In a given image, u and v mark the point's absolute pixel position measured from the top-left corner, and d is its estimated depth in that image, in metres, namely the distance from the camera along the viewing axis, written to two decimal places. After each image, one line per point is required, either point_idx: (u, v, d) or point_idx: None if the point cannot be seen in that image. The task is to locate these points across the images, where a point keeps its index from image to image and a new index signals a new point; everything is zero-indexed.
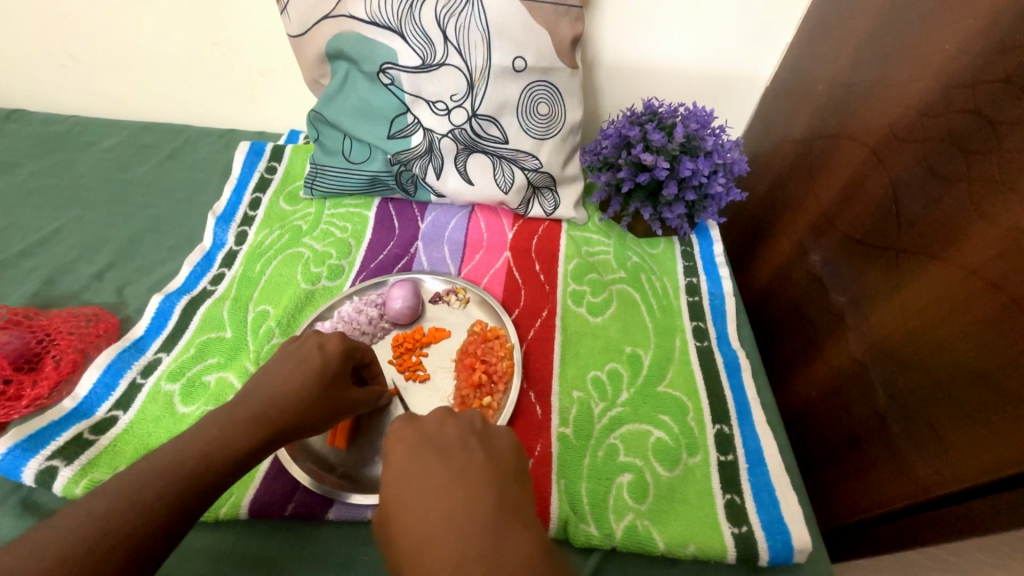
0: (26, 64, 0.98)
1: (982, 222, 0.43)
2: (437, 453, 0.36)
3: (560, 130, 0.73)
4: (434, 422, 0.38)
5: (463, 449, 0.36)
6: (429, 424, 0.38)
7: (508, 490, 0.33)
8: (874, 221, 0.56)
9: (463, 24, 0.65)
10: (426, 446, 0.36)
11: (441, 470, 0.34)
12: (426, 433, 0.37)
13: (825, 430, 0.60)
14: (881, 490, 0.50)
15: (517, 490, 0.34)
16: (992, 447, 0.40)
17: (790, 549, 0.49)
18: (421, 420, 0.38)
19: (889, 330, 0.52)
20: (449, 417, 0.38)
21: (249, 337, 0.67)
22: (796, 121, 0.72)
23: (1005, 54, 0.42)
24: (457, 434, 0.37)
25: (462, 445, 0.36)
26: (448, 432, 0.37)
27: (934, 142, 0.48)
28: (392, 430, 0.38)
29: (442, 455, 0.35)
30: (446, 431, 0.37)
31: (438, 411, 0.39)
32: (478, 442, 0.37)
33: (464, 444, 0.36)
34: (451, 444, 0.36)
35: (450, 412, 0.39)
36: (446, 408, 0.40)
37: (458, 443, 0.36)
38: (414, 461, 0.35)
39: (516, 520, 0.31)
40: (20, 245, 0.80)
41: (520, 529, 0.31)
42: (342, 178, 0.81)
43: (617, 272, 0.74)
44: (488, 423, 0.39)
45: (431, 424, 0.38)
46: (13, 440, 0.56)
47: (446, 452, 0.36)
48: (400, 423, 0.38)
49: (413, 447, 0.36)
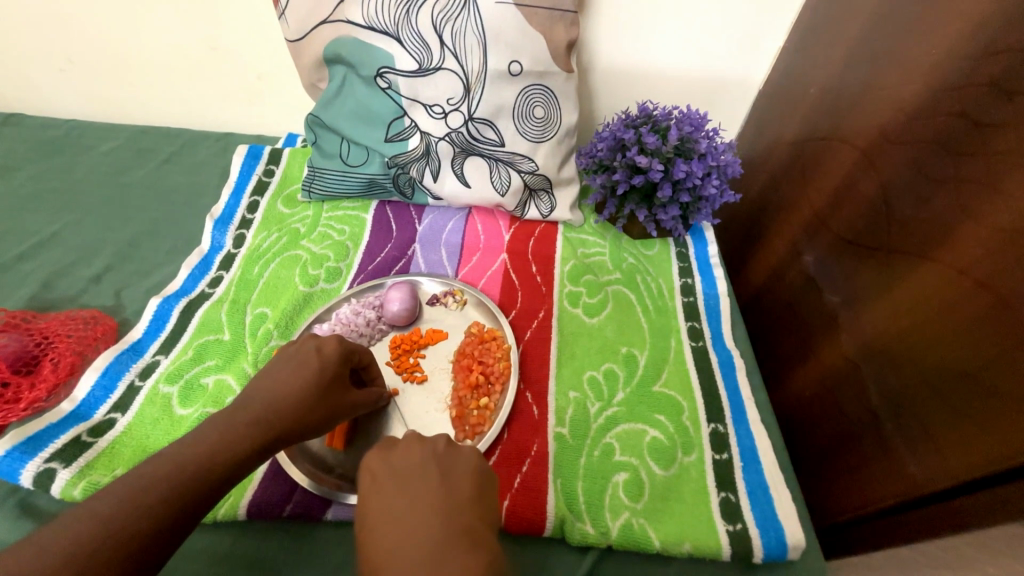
0: (24, 68, 0.98)
1: (970, 222, 0.43)
2: (398, 482, 0.36)
3: (556, 133, 0.74)
4: (400, 449, 0.39)
5: (421, 475, 0.37)
6: (398, 449, 0.39)
7: (458, 514, 0.34)
8: (866, 222, 0.56)
9: (459, 29, 0.66)
10: (389, 476, 0.37)
11: (398, 501, 0.35)
12: (392, 459, 0.38)
13: (819, 428, 0.61)
14: (874, 487, 0.51)
15: (468, 514, 0.35)
16: (982, 444, 0.41)
17: (784, 547, 0.49)
18: (389, 450, 0.39)
19: (881, 329, 0.52)
20: (415, 443, 0.39)
21: (247, 339, 0.68)
22: (789, 123, 0.73)
23: (993, 58, 0.43)
24: (419, 461, 0.38)
25: (421, 470, 0.37)
26: (411, 459, 0.38)
27: (923, 145, 0.49)
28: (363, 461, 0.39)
29: (402, 482, 0.36)
30: (410, 458, 0.38)
31: (407, 437, 0.40)
32: (438, 469, 0.37)
33: (424, 472, 0.37)
34: (413, 473, 0.37)
35: (418, 437, 0.40)
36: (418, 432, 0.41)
37: (418, 471, 0.37)
38: (377, 491, 0.36)
39: (460, 542, 0.32)
40: (19, 248, 0.80)
41: (463, 557, 0.31)
42: (340, 182, 0.82)
43: (613, 273, 0.74)
44: (452, 443, 0.40)
45: (400, 449, 0.39)
46: (12, 442, 0.56)
47: (407, 482, 0.36)
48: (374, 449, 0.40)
49: (378, 477, 0.37)
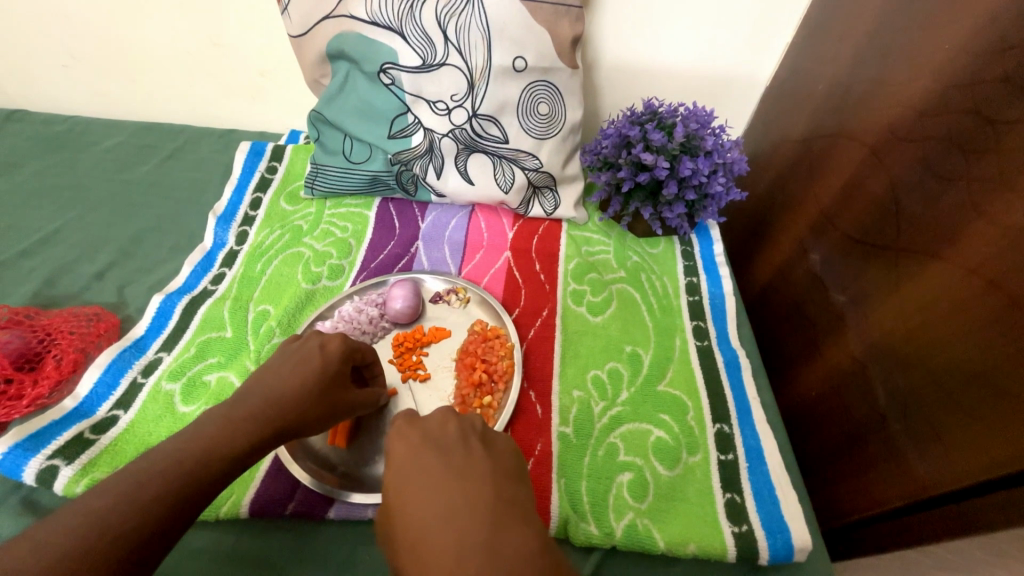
0: (27, 64, 0.98)
1: (981, 221, 0.43)
2: (439, 451, 0.35)
3: (560, 130, 0.73)
4: (435, 422, 0.38)
5: (463, 448, 0.36)
6: (432, 423, 0.38)
7: (506, 486, 0.33)
8: (874, 221, 0.56)
9: (463, 24, 0.65)
10: (429, 444, 0.36)
11: (441, 468, 0.34)
12: (428, 432, 0.37)
13: (825, 429, 0.60)
14: (882, 489, 0.50)
15: (515, 487, 0.34)
16: (992, 446, 0.40)
17: (790, 548, 0.49)
18: (423, 421, 0.38)
19: (889, 329, 0.52)
20: (451, 417, 0.38)
21: (250, 337, 0.67)
22: (796, 121, 0.72)
23: (1005, 53, 0.42)
24: (456, 433, 0.37)
25: (462, 444, 0.36)
26: (449, 432, 0.37)
27: (933, 142, 0.48)
28: (394, 429, 0.38)
29: (443, 454, 0.35)
30: (447, 429, 0.37)
31: (441, 412, 0.39)
32: (477, 441, 0.37)
33: (466, 444, 0.36)
34: (453, 444, 0.36)
35: (453, 413, 0.39)
36: (449, 410, 0.40)
37: (458, 444, 0.36)
38: (415, 458, 0.35)
39: (513, 511, 0.32)
40: (21, 245, 0.80)
41: (518, 522, 0.31)
42: (343, 178, 0.81)
43: (618, 271, 0.74)
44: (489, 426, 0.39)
45: (433, 423, 0.38)
46: (14, 439, 0.56)
47: (447, 451, 0.35)
48: (403, 422, 0.38)
49: (415, 446, 0.36)
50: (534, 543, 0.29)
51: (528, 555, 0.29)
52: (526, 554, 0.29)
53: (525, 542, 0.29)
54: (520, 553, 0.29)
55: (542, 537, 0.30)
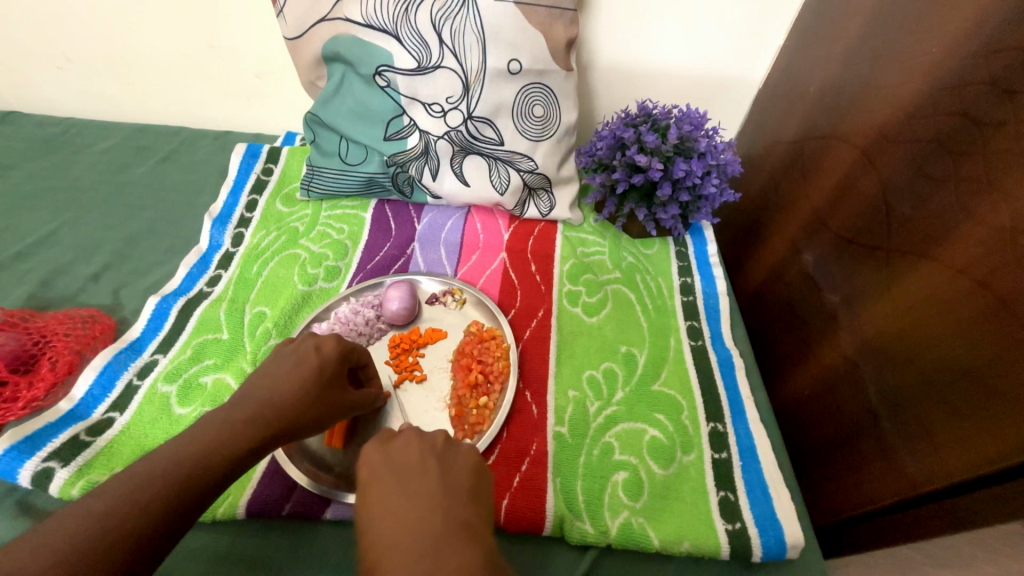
0: (21, 65, 0.98)
1: (969, 221, 0.43)
2: (398, 474, 0.36)
3: (556, 131, 0.73)
4: (399, 443, 0.39)
5: (420, 471, 0.36)
6: (395, 445, 0.38)
7: (458, 508, 0.34)
8: (865, 221, 0.56)
9: (459, 27, 0.65)
10: (390, 467, 0.36)
11: (398, 492, 0.34)
12: (390, 455, 0.38)
13: (818, 427, 0.61)
14: (872, 486, 0.51)
15: (469, 507, 0.34)
16: (979, 443, 0.41)
17: (782, 545, 0.49)
18: (389, 442, 0.39)
19: (880, 328, 0.52)
20: (414, 437, 0.39)
21: (246, 339, 0.67)
22: (788, 122, 0.73)
23: (992, 57, 0.43)
24: (417, 455, 0.37)
25: (420, 467, 0.36)
26: (410, 453, 0.38)
27: (922, 144, 0.49)
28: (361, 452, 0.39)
29: (401, 477, 0.36)
30: (409, 451, 0.38)
31: (407, 432, 0.39)
32: (437, 463, 0.37)
33: (423, 466, 0.36)
34: (411, 466, 0.37)
35: (416, 432, 0.39)
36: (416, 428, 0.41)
37: (417, 466, 0.36)
38: (377, 482, 0.36)
39: (462, 533, 0.32)
40: (16, 247, 0.80)
41: (465, 547, 0.31)
42: (339, 180, 0.81)
43: (613, 272, 0.74)
44: (451, 442, 0.39)
45: (396, 444, 0.38)
46: (10, 442, 0.56)
47: (406, 475, 0.36)
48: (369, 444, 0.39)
49: (377, 470, 0.37)
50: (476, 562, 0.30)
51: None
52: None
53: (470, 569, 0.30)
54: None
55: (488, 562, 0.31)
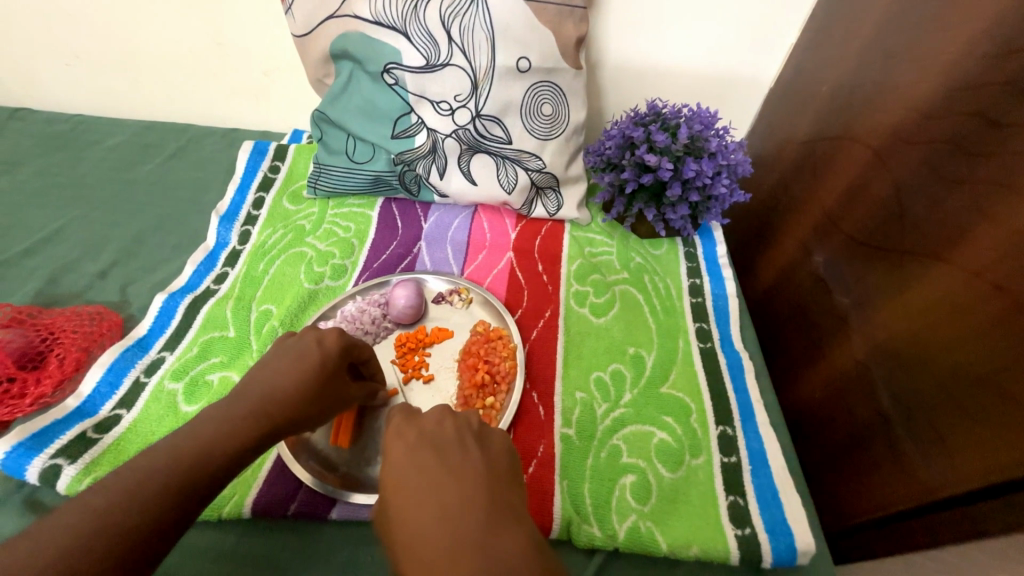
0: (30, 62, 0.98)
1: (986, 224, 0.42)
2: (434, 450, 0.35)
3: (564, 130, 0.73)
4: (431, 420, 0.38)
5: (460, 449, 0.36)
6: (428, 422, 0.38)
7: (502, 488, 0.34)
8: (878, 223, 0.55)
9: (467, 25, 0.65)
10: (426, 442, 0.36)
11: (439, 467, 0.34)
12: (424, 431, 0.37)
13: (828, 431, 0.60)
14: (884, 493, 0.50)
15: (512, 489, 0.34)
16: (995, 451, 0.40)
17: (793, 552, 0.48)
18: (420, 419, 0.38)
19: (893, 332, 0.52)
20: (446, 415, 0.38)
21: (253, 337, 0.67)
22: (799, 122, 0.72)
23: (1010, 57, 0.42)
24: (453, 433, 0.37)
25: (458, 444, 0.36)
26: (446, 431, 0.37)
27: (937, 145, 0.48)
28: (391, 427, 0.38)
29: (440, 453, 0.35)
30: (443, 429, 0.37)
31: (438, 411, 0.39)
32: (475, 442, 0.37)
33: (463, 444, 0.36)
34: (447, 443, 0.36)
35: (449, 411, 0.39)
36: (445, 407, 0.40)
37: (454, 443, 0.36)
38: (412, 456, 0.35)
39: (508, 511, 0.32)
40: (24, 243, 0.80)
41: (511, 525, 0.31)
42: (346, 178, 0.81)
43: (621, 272, 0.74)
44: (485, 425, 0.39)
45: (430, 421, 0.38)
46: (17, 438, 0.56)
47: (444, 451, 0.35)
48: (400, 420, 0.38)
49: (410, 445, 0.36)
50: (526, 541, 0.30)
51: (518, 558, 0.29)
52: (522, 558, 0.29)
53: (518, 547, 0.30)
54: (515, 554, 0.29)
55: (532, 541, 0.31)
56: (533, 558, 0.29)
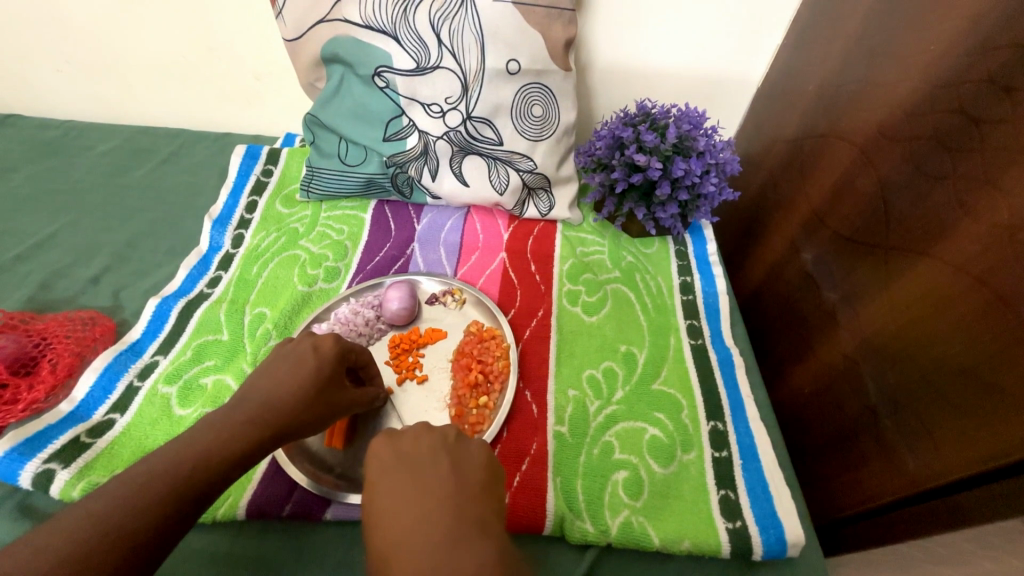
0: (21, 68, 0.98)
1: (967, 219, 0.43)
2: (408, 469, 0.36)
3: (555, 131, 0.74)
4: (408, 437, 0.38)
5: (432, 467, 0.36)
6: (405, 440, 0.38)
7: (471, 505, 0.34)
8: (864, 219, 0.56)
9: (456, 28, 0.66)
10: (400, 462, 0.36)
11: (409, 488, 0.34)
12: (400, 450, 0.37)
13: (818, 425, 0.61)
14: (872, 484, 0.51)
15: (482, 504, 0.34)
16: (978, 440, 0.41)
17: (783, 544, 0.49)
18: (398, 436, 0.39)
19: (879, 327, 0.52)
20: (423, 431, 0.39)
21: (246, 339, 0.68)
22: (787, 121, 0.73)
23: (989, 55, 0.43)
24: (428, 449, 0.37)
25: (432, 462, 0.37)
26: (422, 448, 0.38)
27: (920, 142, 0.49)
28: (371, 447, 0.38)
29: (412, 472, 0.36)
30: (419, 447, 0.38)
31: (415, 426, 0.39)
32: (448, 458, 0.37)
33: (435, 462, 0.36)
34: (423, 461, 0.37)
35: (426, 426, 0.39)
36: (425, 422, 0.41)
37: (427, 461, 0.37)
38: (387, 477, 0.36)
39: (474, 529, 0.32)
40: (17, 249, 0.80)
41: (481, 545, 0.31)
42: (338, 181, 0.81)
43: (612, 272, 0.74)
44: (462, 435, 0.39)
45: (407, 439, 0.38)
46: (11, 443, 0.56)
47: (417, 470, 0.36)
48: (379, 439, 0.39)
49: (386, 465, 0.37)
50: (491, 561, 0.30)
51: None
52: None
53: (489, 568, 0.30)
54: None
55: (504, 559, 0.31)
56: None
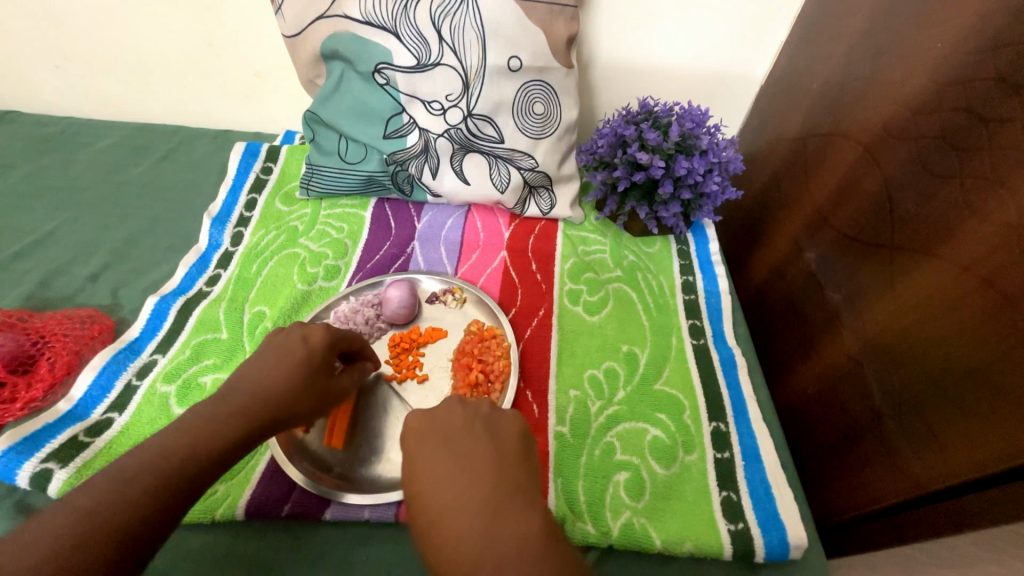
0: (20, 64, 0.98)
1: (974, 219, 0.43)
2: (444, 440, 0.36)
3: (556, 129, 0.73)
4: (441, 410, 0.39)
5: (468, 437, 0.37)
6: (437, 412, 0.39)
7: (511, 473, 0.35)
8: (868, 219, 0.56)
9: (458, 25, 0.65)
10: (435, 433, 0.37)
11: (448, 457, 0.35)
12: (433, 421, 0.38)
13: (821, 427, 0.61)
14: (877, 486, 0.50)
15: (522, 473, 0.35)
16: (985, 442, 0.40)
17: (786, 546, 0.49)
18: (429, 409, 0.39)
19: (884, 326, 0.52)
20: (456, 403, 0.39)
21: (246, 338, 0.67)
22: (791, 119, 0.72)
23: (998, 52, 0.42)
24: (462, 421, 0.38)
25: (467, 432, 0.37)
26: (455, 419, 0.38)
27: (927, 140, 0.49)
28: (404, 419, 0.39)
29: (448, 442, 0.36)
30: (452, 417, 0.38)
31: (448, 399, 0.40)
32: (483, 428, 0.37)
33: (472, 431, 0.37)
34: (458, 430, 0.37)
35: (458, 398, 0.40)
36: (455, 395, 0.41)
37: (462, 431, 0.37)
38: (422, 447, 0.36)
39: (516, 499, 0.33)
40: (15, 247, 0.80)
41: (522, 515, 0.32)
42: (337, 179, 0.81)
43: (614, 271, 0.74)
44: (495, 408, 0.40)
45: (439, 411, 0.39)
46: (7, 443, 0.55)
47: (452, 440, 0.36)
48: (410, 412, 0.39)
49: (421, 435, 0.37)
50: (536, 528, 0.31)
51: (529, 544, 0.30)
52: (530, 545, 0.30)
53: (529, 538, 0.31)
54: (524, 543, 0.30)
55: (544, 528, 0.32)
56: (541, 545, 0.30)
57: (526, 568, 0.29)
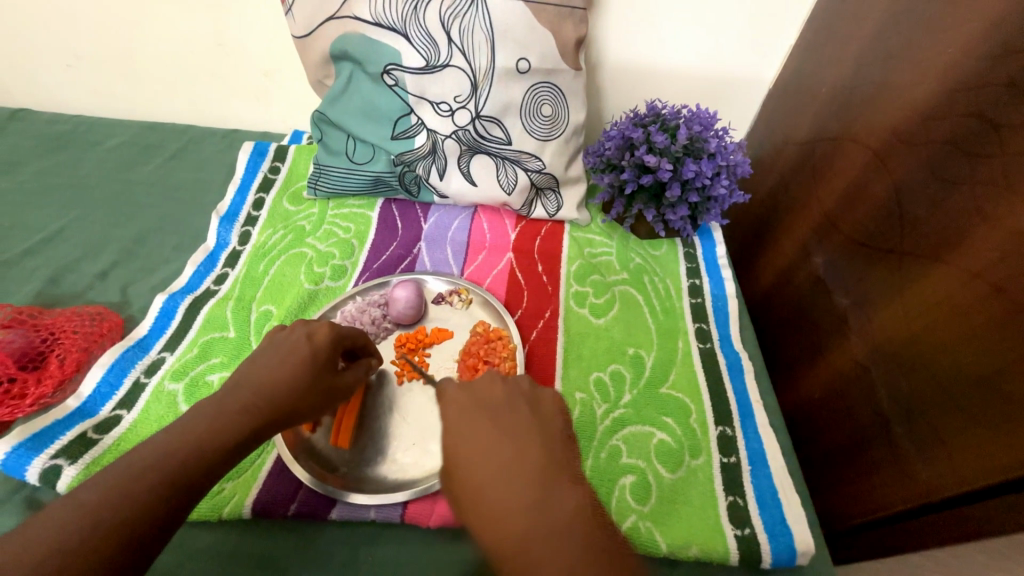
0: (31, 63, 0.98)
1: (985, 225, 0.42)
2: (489, 413, 0.38)
3: (563, 131, 0.73)
4: (482, 385, 0.40)
5: (512, 410, 0.38)
6: (479, 385, 0.40)
7: (555, 447, 0.37)
8: (877, 224, 0.56)
9: (467, 26, 0.65)
10: (479, 407, 0.39)
11: (494, 428, 0.37)
12: (475, 395, 0.39)
13: (828, 432, 0.60)
14: (884, 493, 0.50)
15: (564, 448, 0.37)
16: (994, 450, 0.40)
17: (792, 552, 0.49)
18: (471, 383, 0.41)
19: (893, 332, 0.52)
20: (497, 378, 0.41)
21: (253, 336, 0.67)
22: (799, 122, 0.72)
23: (1010, 58, 0.42)
24: (503, 395, 0.39)
25: (510, 406, 0.39)
26: (497, 393, 0.40)
27: (937, 145, 0.48)
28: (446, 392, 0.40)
29: (493, 415, 0.38)
30: (494, 391, 0.40)
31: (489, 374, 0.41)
32: (526, 403, 0.39)
33: (515, 405, 0.39)
34: (501, 404, 0.39)
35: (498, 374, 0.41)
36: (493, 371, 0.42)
37: (505, 404, 0.39)
38: (467, 419, 0.38)
39: (562, 472, 0.35)
40: (24, 244, 0.80)
41: (568, 487, 0.34)
42: (344, 179, 0.81)
43: (620, 273, 0.74)
44: (533, 385, 0.41)
45: (481, 385, 0.40)
46: (17, 439, 0.56)
47: (497, 412, 0.38)
48: (452, 386, 0.41)
49: (465, 407, 0.39)
50: (582, 500, 0.34)
51: (579, 514, 0.33)
52: (579, 514, 0.33)
53: (576, 508, 0.33)
54: (572, 512, 0.33)
55: (586, 498, 0.34)
56: (587, 514, 0.33)
57: (576, 533, 0.32)
